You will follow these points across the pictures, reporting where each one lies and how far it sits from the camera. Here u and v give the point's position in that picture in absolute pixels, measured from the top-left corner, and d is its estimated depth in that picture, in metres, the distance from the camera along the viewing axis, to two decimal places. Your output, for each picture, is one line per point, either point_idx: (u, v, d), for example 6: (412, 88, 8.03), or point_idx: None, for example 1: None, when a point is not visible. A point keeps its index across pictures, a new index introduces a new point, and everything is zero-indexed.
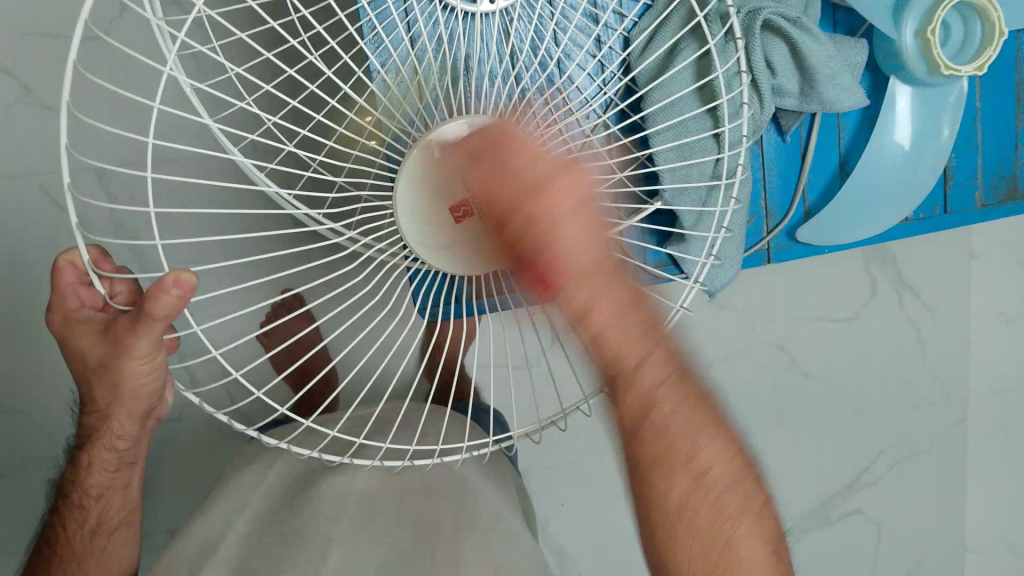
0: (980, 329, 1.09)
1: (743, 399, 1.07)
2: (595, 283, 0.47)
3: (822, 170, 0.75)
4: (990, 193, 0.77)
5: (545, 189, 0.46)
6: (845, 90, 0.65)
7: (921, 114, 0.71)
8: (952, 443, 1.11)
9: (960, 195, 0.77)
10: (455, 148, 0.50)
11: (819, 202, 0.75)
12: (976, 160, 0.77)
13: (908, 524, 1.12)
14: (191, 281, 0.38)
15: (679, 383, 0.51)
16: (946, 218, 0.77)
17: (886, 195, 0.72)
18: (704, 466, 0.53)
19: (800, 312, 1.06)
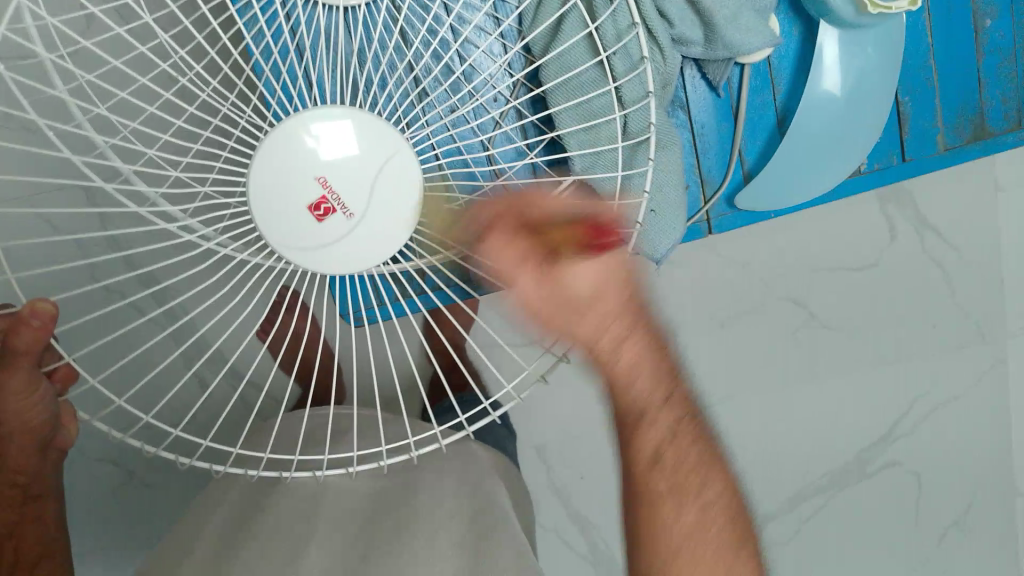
0: (1012, 265, 1.02)
1: (765, 354, 1.03)
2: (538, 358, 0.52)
3: (758, 128, 0.74)
4: (954, 136, 0.75)
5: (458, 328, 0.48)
6: (750, 32, 0.61)
7: (851, 62, 0.69)
8: (992, 386, 1.04)
9: (919, 140, 0.76)
10: (302, 201, 0.43)
11: (759, 163, 0.75)
12: (935, 100, 0.75)
13: (952, 472, 1.06)
14: (49, 310, 0.38)
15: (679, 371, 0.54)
16: (905, 167, 0.76)
17: (824, 148, 0.71)
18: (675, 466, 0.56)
19: (814, 263, 1.01)
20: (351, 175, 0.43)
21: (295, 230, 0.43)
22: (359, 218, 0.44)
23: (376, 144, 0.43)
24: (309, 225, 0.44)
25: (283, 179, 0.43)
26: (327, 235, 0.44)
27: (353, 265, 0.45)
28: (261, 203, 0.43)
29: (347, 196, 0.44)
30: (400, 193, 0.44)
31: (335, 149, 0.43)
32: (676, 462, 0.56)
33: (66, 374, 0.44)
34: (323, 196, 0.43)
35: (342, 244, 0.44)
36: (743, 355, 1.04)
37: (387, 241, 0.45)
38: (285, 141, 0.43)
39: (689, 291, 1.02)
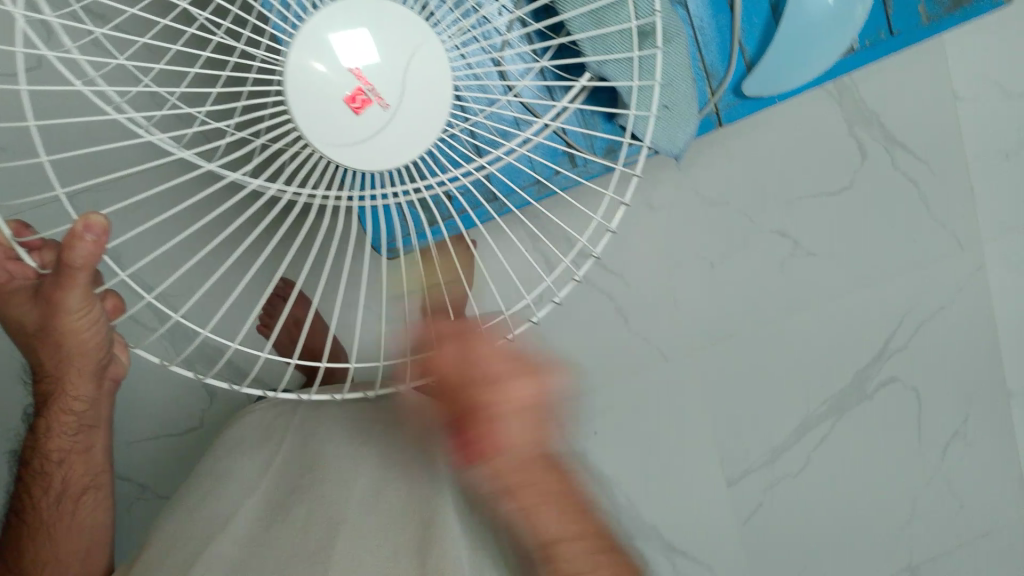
0: (978, 170, 1.05)
1: (757, 286, 1.05)
2: (528, 472, 0.50)
3: (755, 17, 0.73)
4: (935, 6, 0.75)
5: (501, 386, 0.50)
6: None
7: None
8: (976, 291, 1.07)
9: (904, 12, 0.75)
10: (338, 109, 0.44)
11: (760, 51, 0.74)
12: None
13: (948, 380, 1.09)
14: (102, 222, 0.37)
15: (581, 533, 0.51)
16: (894, 43, 0.75)
17: (826, 25, 0.70)
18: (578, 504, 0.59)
19: (792, 193, 1.04)
20: (384, 66, 0.44)
21: (341, 129, 0.44)
22: (399, 105, 0.45)
23: (392, 42, 0.44)
24: (352, 122, 0.45)
25: (319, 84, 0.43)
26: (371, 127, 0.45)
27: (401, 153, 0.46)
28: (303, 113, 0.44)
29: (382, 86, 0.44)
30: (433, 77, 0.45)
31: (355, 55, 0.44)
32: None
33: (116, 300, 0.45)
34: (359, 88, 0.44)
35: (386, 132, 0.45)
36: (734, 291, 1.05)
37: (426, 129, 0.46)
38: (311, 49, 0.43)
39: (674, 233, 1.04)
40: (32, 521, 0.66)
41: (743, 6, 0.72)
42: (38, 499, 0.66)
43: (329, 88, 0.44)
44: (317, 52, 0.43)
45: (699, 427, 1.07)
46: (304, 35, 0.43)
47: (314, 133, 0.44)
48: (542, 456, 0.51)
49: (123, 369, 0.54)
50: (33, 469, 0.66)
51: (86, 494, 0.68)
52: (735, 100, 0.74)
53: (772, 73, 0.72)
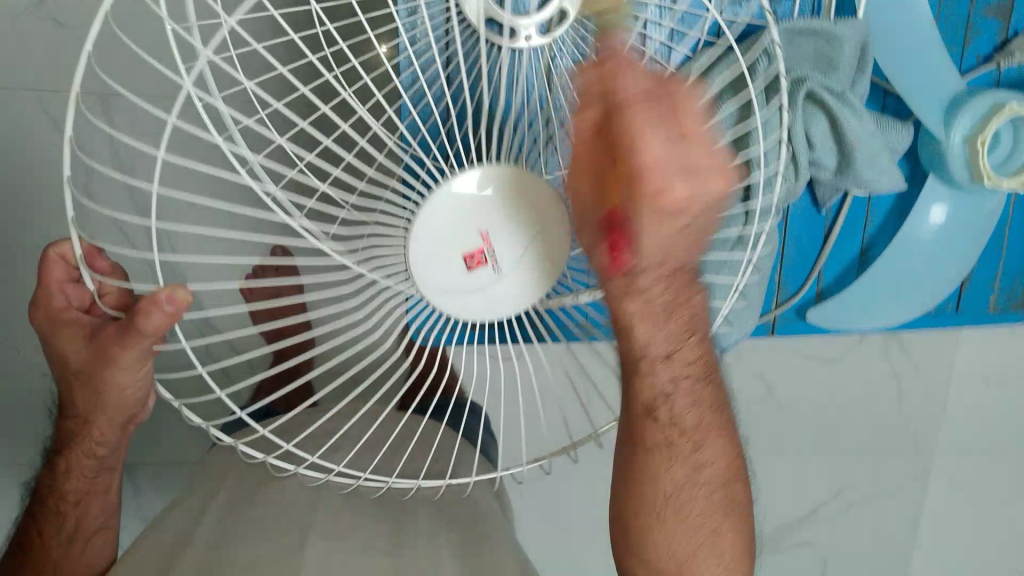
0: (959, 388, 1.09)
1: (722, 418, 1.07)
2: (668, 251, 0.43)
3: (843, 252, 0.75)
4: (1006, 300, 0.78)
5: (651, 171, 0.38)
6: (884, 170, 0.63)
7: (953, 218, 0.71)
8: (912, 493, 1.12)
9: (975, 296, 0.78)
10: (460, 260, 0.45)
11: (834, 284, 0.76)
12: (998, 265, 0.77)
13: (854, 563, 1.13)
14: (186, 299, 0.37)
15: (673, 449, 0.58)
16: (955, 316, 0.78)
17: (908, 279, 0.72)
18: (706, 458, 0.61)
19: (789, 348, 1.05)
20: (509, 234, 0.46)
21: (451, 278, 0.45)
22: (510, 270, 0.47)
23: (517, 202, 0.45)
24: (462, 275, 0.46)
25: (445, 236, 0.45)
26: (478, 283, 0.46)
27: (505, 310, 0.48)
28: (419, 252, 0.45)
29: (502, 250, 0.46)
30: (549, 246, 0.47)
31: (482, 206, 0.45)
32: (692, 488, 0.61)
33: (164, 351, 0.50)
34: (480, 247, 0.46)
35: (488, 293, 0.47)
36: None
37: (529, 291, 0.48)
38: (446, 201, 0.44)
39: None
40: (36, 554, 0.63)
41: (837, 238, 0.74)
42: (47, 535, 0.63)
43: (454, 238, 0.45)
44: (449, 196, 0.44)
45: None
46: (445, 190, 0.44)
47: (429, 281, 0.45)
48: (680, 267, 0.46)
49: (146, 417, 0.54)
50: (47, 506, 0.64)
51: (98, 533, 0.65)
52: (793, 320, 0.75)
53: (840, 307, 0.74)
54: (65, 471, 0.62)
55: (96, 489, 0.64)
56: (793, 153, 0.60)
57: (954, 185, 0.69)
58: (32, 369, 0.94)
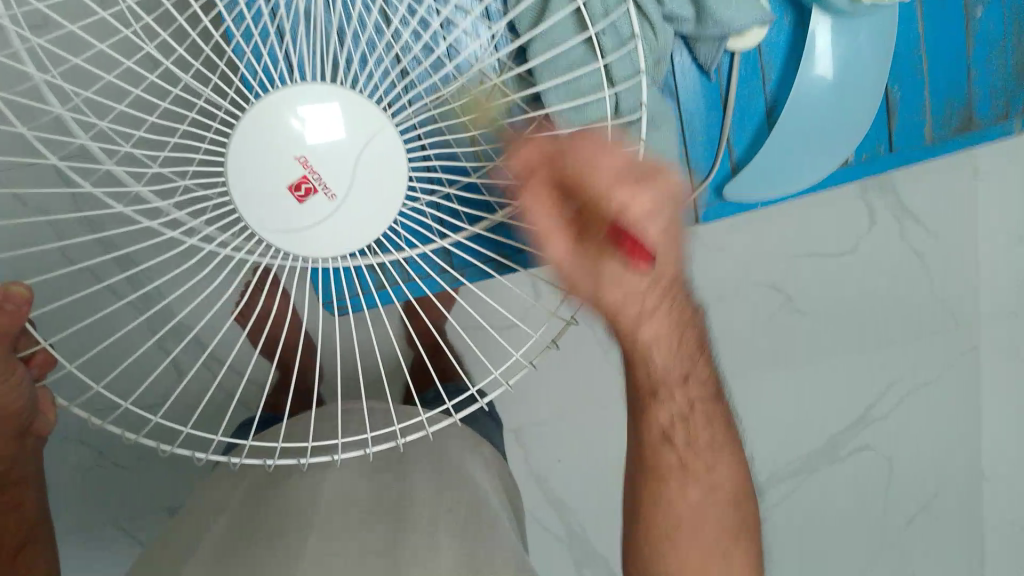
0: (988, 252, 1.03)
1: (744, 335, 1.04)
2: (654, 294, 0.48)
3: (748, 119, 0.74)
4: (941, 126, 0.77)
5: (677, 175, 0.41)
6: (742, 9, 0.63)
7: (848, 53, 0.68)
8: (967, 372, 1.05)
9: (907, 132, 0.77)
10: (290, 190, 0.42)
11: (747, 154, 0.75)
12: (924, 91, 0.76)
13: (923, 460, 1.07)
14: (23, 293, 0.37)
15: (709, 403, 0.62)
16: (891, 157, 0.78)
17: (825, 132, 0.71)
18: (715, 480, 0.65)
19: (794, 249, 1.02)
20: (332, 155, 0.42)
21: (278, 213, 0.43)
22: (343, 198, 0.43)
23: (357, 120, 0.42)
24: (295, 209, 0.43)
25: (262, 161, 0.42)
26: (315, 216, 0.43)
27: (343, 245, 0.44)
28: (237, 177, 0.42)
29: (329, 176, 0.42)
30: (386, 171, 0.43)
31: (312, 128, 0.42)
32: (688, 443, 0.63)
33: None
34: (303, 176, 0.42)
35: (332, 223, 0.44)
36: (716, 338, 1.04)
37: (368, 227, 0.44)
38: (274, 115, 0.41)
39: None
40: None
41: (737, 106, 0.73)
42: None
43: (282, 164, 0.42)
44: (281, 111, 0.41)
45: None
46: (251, 116, 0.41)
47: (251, 210, 0.43)
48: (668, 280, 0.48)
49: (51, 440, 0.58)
50: None
51: None
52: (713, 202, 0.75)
53: (758, 177, 0.74)
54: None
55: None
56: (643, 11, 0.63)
57: (835, 11, 0.66)
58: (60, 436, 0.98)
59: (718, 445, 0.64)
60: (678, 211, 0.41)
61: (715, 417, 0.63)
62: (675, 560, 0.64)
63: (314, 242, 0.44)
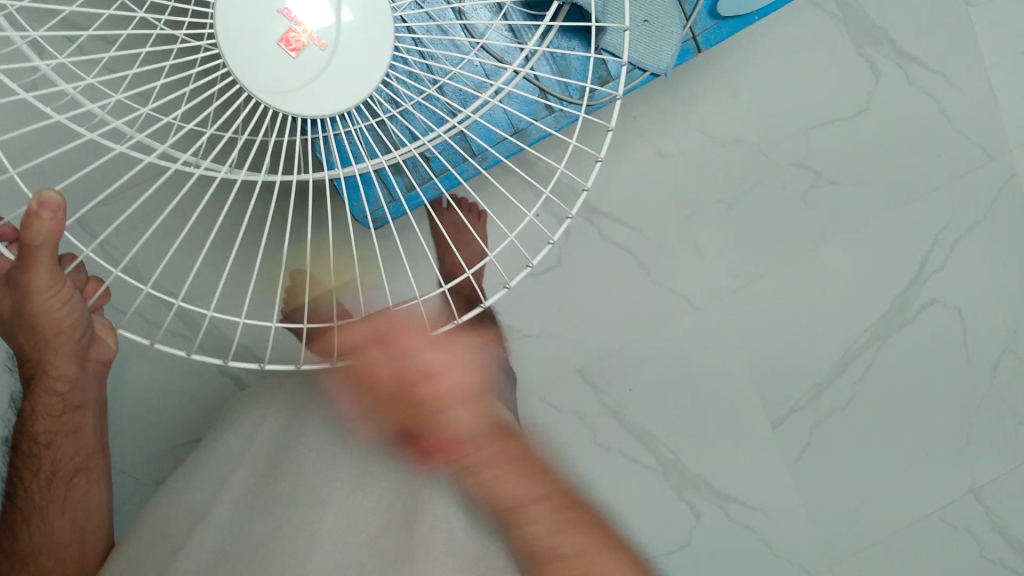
0: (1002, 76, 1.01)
1: (778, 219, 1.04)
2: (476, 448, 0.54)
3: None
4: None
5: (434, 379, 0.56)
6: None
7: None
8: (1013, 201, 1.03)
9: None
10: (284, 49, 0.51)
11: None
12: None
13: (994, 303, 1.04)
14: (57, 199, 0.37)
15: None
16: None
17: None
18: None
19: (807, 122, 1.03)
20: (315, 14, 0.51)
21: (278, 72, 0.51)
22: (332, 48, 0.52)
23: None
24: (291, 64, 0.51)
25: (252, 32, 0.51)
26: (308, 67, 0.52)
27: (342, 95, 0.52)
28: (231, 50, 0.51)
29: (315, 30, 0.51)
30: (364, 14, 0.52)
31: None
32: (535, 539, 0.52)
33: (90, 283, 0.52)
34: (291, 30, 0.51)
35: (319, 79, 0.52)
36: (757, 230, 1.04)
37: (361, 71, 0.52)
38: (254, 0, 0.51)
39: (689, 179, 1.05)
40: (25, 505, 0.62)
41: None
42: (28, 480, 0.63)
43: (274, 29, 0.51)
44: None
45: (737, 371, 1.06)
46: None
47: (252, 81, 0.51)
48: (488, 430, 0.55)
49: (112, 353, 0.64)
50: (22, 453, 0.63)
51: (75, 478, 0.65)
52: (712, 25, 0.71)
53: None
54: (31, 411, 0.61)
55: (65, 428, 0.63)
56: None
57: None
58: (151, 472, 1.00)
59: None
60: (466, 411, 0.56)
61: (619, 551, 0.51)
62: None
63: (307, 97, 0.52)
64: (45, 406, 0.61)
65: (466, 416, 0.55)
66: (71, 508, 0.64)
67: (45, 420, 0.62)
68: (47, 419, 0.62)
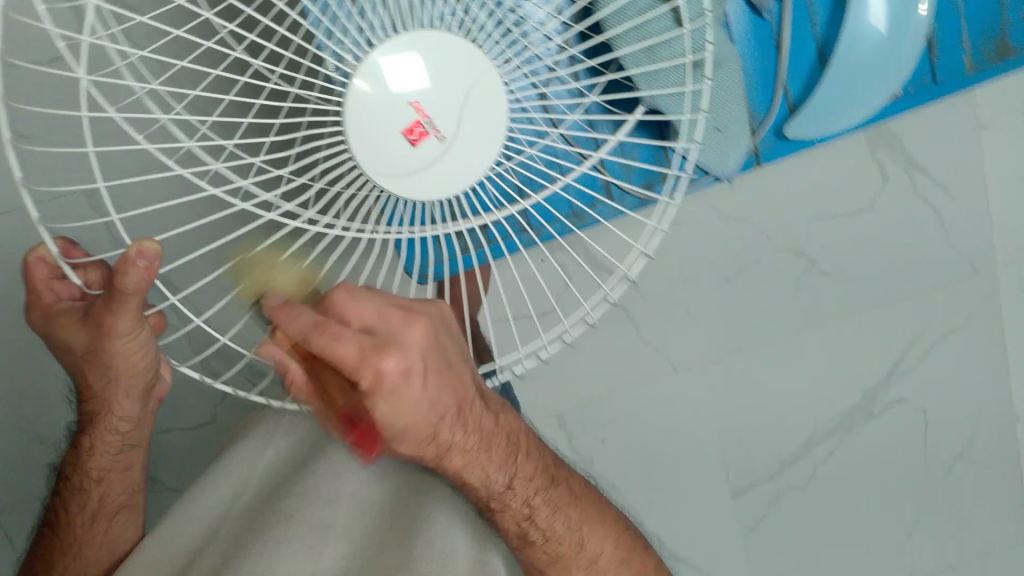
0: (999, 200, 1.06)
1: (768, 301, 1.07)
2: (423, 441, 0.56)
3: (800, 62, 0.75)
4: (980, 56, 0.78)
5: (384, 365, 0.52)
6: None
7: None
8: (989, 319, 1.08)
9: (948, 64, 0.78)
10: (407, 132, 0.51)
11: (803, 94, 0.76)
12: (959, 24, 0.78)
13: (957, 409, 1.09)
14: (154, 248, 0.39)
15: (547, 491, 0.68)
16: (936, 87, 0.79)
17: (867, 74, 0.73)
18: (593, 556, 0.71)
19: (811, 212, 1.05)
20: (439, 98, 0.51)
21: (397, 157, 0.51)
22: (452, 139, 0.52)
23: (455, 58, 0.50)
24: (409, 152, 0.51)
25: (381, 113, 0.49)
26: (424, 157, 0.51)
27: (449, 187, 0.53)
28: (353, 123, 0.49)
29: (438, 120, 0.51)
30: (490, 99, 0.51)
31: (418, 77, 0.49)
32: (457, 538, 0.67)
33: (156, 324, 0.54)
34: (416, 121, 0.51)
35: (437, 162, 0.52)
36: (747, 306, 1.07)
37: (475, 159, 0.52)
38: (366, 74, 0.48)
39: (691, 250, 1.05)
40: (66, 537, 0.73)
41: (791, 48, 0.74)
42: (74, 512, 0.74)
43: (396, 114, 0.50)
44: (378, 62, 0.49)
45: (707, 438, 1.08)
46: (364, 68, 0.48)
47: (367, 161, 0.51)
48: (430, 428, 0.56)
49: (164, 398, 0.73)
50: (72, 480, 0.74)
51: (122, 514, 0.77)
52: (775, 140, 0.76)
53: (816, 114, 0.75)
54: (89, 447, 0.73)
55: (117, 466, 0.75)
56: None
57: None
58: None
59: (563, 486, 0.70)
60: (423, 376, 0.54)
61: (594, 529, 0.71)
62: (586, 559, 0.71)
63: (418, 183, 0.52)
64: (108, 442, 0.72)
65: (410, 398, 0.53)
66: (109, 541, 0.75)
67: (104, 454, 0.74)
68: (105, 454, 0.74)
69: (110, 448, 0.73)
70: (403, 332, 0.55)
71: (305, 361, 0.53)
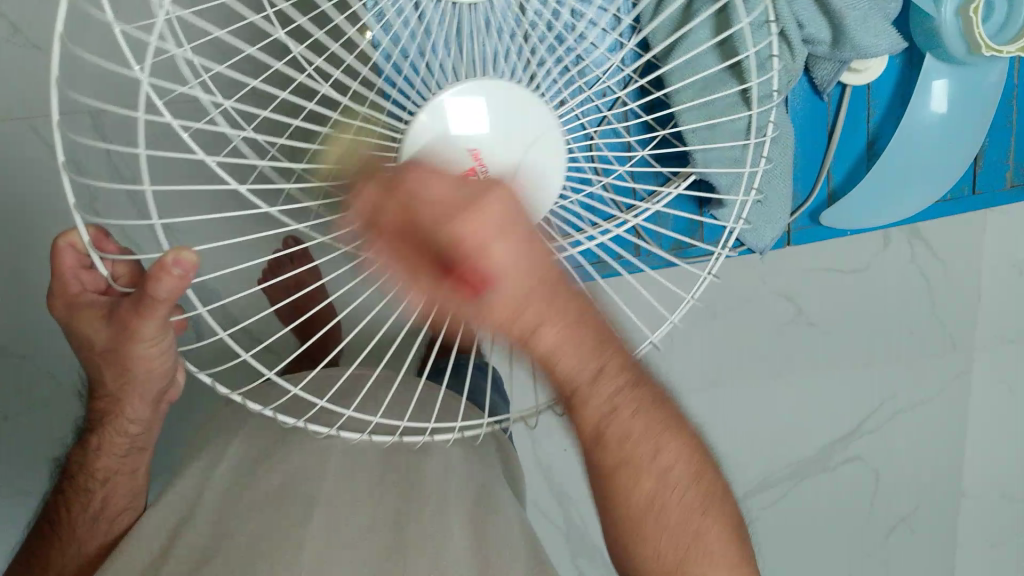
0: (990, 281, 1.08)
1: (752, 344, 1.07)
2: (539, 316, 0.44)
3: (849, 151, 0.76)
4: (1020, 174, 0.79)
5: (481, 204, 0.40)
6: (879, 35, 0.64)
7: (960, 93, 0.70)
8: (955, 394, 1.11)
9: (990, 175, 0.79)
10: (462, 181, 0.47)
11: (845, 183, 0.76)
12: (1010, 138, 0.78)
13: (908, 473, 1.13)
14: (192, 259, 0.38)
15: (633, 387, 0.53)
16: (973, 199, 0.80)
17: (914, 176, 0.73)
18: (666, 463, 0.56)
19: (810, 264, 1.04)
20: (500, 151, 0.47)
21: None
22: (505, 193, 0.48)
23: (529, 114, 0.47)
24: None
25: (434, 159, 0.46)
26: None
27: None
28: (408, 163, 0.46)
29: (494, 172, 0.47)
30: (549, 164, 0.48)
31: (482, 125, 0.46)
32: (625, 432, 0.54)
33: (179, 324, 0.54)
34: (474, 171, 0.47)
35: None
36: (730, 346, 1.06)
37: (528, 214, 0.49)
38: (432, 115, 0.45)
39: None
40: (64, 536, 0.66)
41: (842, 135, 0.75)
42: (75, 512, 0.67)
43: (453, 161, 0.46)
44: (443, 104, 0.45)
45: None
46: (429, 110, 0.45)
47: None
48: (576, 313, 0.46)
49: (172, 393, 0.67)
50: (76, 483, 0.67)
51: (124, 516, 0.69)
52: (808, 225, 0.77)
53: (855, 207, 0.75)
54: (96, 448, 0.66)
55: (125, 469, 0.68)
56: (783, 32, 0.61)
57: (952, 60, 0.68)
58: (72, 385, 0.97)
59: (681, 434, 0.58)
60: (531, 244, 0.41)
61: (696, 507, 0.58)
62: (652, 550, 0.58)
63: None
64: (112, 444, 0.65)
65: (507, 247, 0.40)
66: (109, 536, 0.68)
67: (107, 456, 0.67)
68: (109, 455, 0.67)
69: (116, 451, 0.66)
70: (487, 232, 0.40)
71: (376, 192, 0.41)
